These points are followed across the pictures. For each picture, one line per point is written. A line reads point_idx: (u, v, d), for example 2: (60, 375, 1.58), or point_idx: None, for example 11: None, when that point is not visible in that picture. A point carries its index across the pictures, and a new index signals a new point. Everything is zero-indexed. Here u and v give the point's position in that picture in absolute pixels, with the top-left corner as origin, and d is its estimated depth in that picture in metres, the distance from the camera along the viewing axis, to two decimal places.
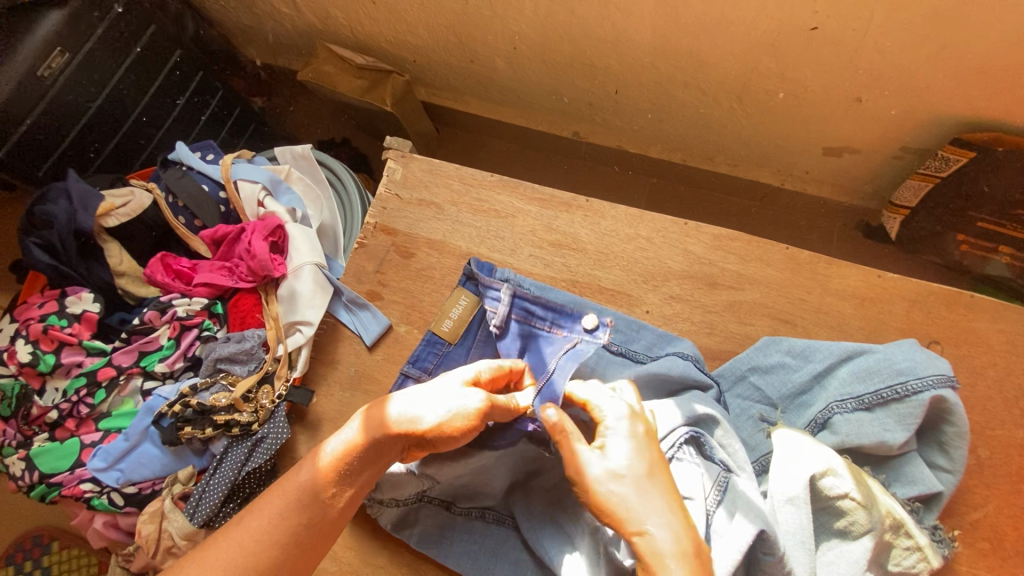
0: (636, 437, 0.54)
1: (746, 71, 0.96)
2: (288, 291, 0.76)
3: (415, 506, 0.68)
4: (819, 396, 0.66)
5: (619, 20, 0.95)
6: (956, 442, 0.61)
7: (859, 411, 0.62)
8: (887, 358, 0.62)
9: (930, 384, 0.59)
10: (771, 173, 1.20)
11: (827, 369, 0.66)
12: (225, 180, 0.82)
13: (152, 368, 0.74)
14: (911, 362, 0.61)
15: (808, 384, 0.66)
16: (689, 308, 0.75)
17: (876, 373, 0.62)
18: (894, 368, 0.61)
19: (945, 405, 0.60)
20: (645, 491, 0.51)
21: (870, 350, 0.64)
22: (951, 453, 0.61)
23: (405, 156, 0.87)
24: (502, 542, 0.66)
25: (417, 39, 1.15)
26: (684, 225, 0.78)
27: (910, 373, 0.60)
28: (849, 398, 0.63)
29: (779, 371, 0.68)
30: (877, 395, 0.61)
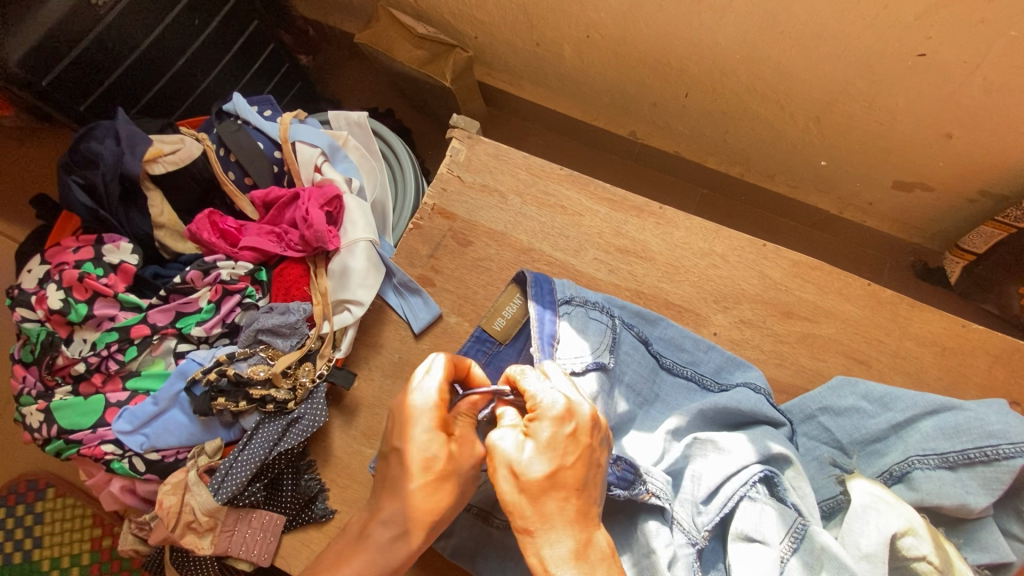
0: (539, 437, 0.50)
1: (833, 90, 0.91)
2: (340, 266, 0.72)
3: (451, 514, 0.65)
4: (896, 447, 0.62)
5: (709, 21, 0.89)
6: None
7: (942, 469, 0.58)
8: (979, 419, 0.58)
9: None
10: (831, 200, 1.16)
11: (908, 420, 0.62)
12: (283, 139, 0.77)
13: (188, 331, 0.69)
14: (1006, 426, 0.57)
15: (883, 433, 0.63)
16: (759, 335, 0.71)
17: (964, 433, 0.58)
18: (985, 430, 0.57)
19: None
20: (538, 492, 0.48)
21: (959, 407, 0.60)
22: None
23: (471, 138, 0.82)
24: None
25: (484, 14, 1.10)
26: (763, 247, 0.74)
27: (1002, 437, 0.56)
28: (932, 454, 0.59)
29: (853, 415, 0.64)
30: (963, 454, 0.58)
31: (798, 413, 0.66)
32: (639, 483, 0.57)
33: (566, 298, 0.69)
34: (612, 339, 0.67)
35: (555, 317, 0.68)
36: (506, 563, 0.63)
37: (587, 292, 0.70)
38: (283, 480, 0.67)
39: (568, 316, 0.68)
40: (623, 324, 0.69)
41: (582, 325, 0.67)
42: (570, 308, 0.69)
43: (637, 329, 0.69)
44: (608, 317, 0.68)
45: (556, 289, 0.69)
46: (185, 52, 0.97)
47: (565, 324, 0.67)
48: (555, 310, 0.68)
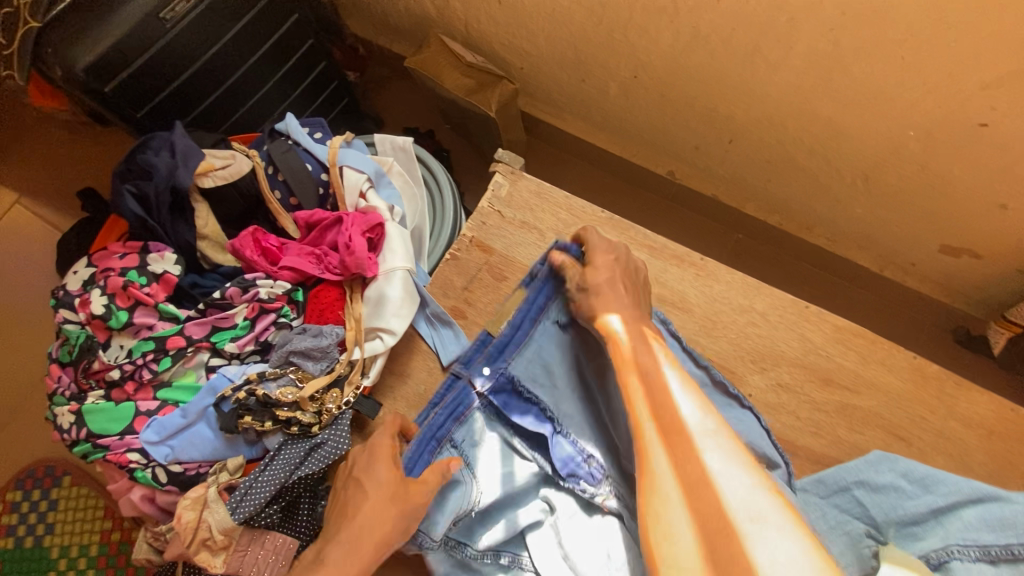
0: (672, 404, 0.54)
1: (885, 151, 0.90)
2: (376, 294, 0.72)
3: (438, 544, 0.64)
4: (935, 533, 0.58)
5: (762, 73, 0.89)
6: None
7: (981, 562, 0.53)
8: None
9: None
10: (871, 256, 1.13)
11: (949, 506, 0.59)
12: (331, 163, 0.77)
13: (222, 346, 0.70)
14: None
15: (923, 516, 0.59)
16: (796, 401, 0.69)
17: (1010, 526, 0.54)
18: None
19: None
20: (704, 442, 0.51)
21: (1006, 499, 0.57)
22: None
23: (515, 173, 0.82)
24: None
25: (533, 47, 1.11)
26: (804, 309, 0.72)
27: None
28: (973, 545, 0.55)
29: (890, 493, 0.62)
30: (1006, 549, 0.53)
31: (830, 483, 0.64)
32: (604, 484, 0.65)
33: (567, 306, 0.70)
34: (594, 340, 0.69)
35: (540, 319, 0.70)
36: None
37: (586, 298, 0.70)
38: (300, 503, 0.68)
39: (550, 330, 0.70)
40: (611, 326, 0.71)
41: (558, 341, 0.70)
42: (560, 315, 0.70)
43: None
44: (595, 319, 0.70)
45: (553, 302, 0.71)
46: (242, 66, 1.00)
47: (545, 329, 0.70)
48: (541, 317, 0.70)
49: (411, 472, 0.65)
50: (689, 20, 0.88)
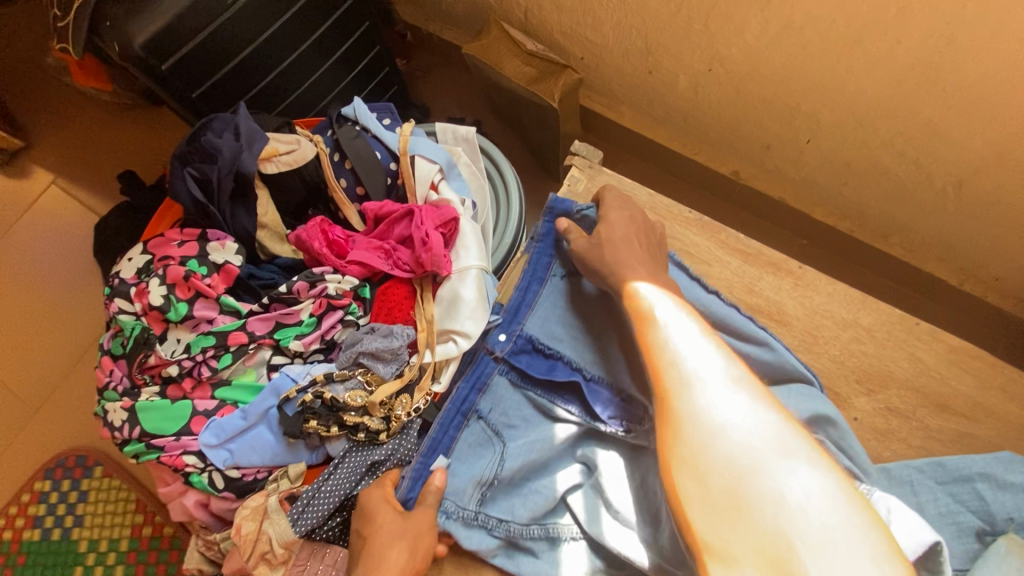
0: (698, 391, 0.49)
1: (987, 156, 0.83)
2: (449, 293, 0.66)
3: (476, 518, 0.55)
4: None
5: (856, 68, 0.83)
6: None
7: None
8: None
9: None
10: (951, 269, 1.06)
11: None
12: (402, 152, 0.72)
13: (286, 344, 0.65)
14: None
15: None
16: (908, 427, 0.63)
17: None
18: None
19: None
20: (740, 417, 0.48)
21: None
22: None
23: (593, 168, 0.77)
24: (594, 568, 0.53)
25: (598, 37, 1.06)
26: (914, 325, 0.66)
27: None
28: None
29: (1022, 493, 0.54)
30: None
31: (951, 468, 0.57)
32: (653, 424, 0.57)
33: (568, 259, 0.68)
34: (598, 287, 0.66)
35: (546, 277, 0.67)
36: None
37: None
38: None
39: (556, 284, 0.67)
40: None
41: (567, 291, 0.66)
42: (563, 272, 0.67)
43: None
44: None
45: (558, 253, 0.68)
46: (299, 47, 0.95)
47: (552, 284, 0.67)
48: (546, 275, 0.67)
49: (414, 479, 0.58)
50: (782, 10, 0.81)
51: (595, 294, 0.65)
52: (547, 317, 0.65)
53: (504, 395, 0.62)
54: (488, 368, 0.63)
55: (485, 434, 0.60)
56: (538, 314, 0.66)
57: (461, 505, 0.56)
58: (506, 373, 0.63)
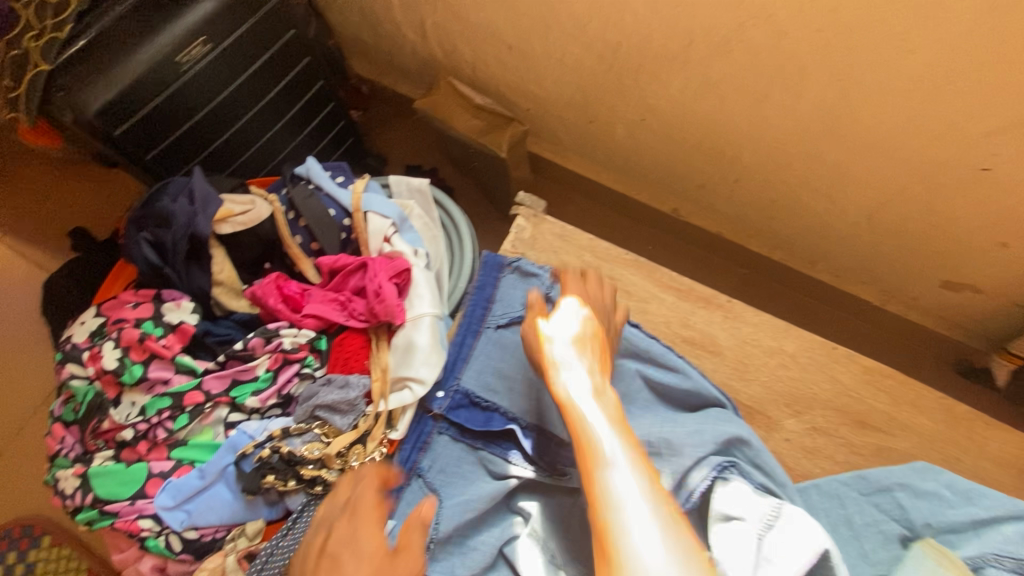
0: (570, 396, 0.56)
1: (889, 192, 0.93)
2: (404, 341, 0.69)
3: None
4: (970, 541, 0.60)
5: (769, 117, 0.92)
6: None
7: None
8: None
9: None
10: (874, 291, 1.16)
11: (990, 519, 0.60)
12: (355, 209, 0.75)
13: (242, 401, 0.66)
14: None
15: (962, 525, 0.60)
16: (833, 444, 0.68)
17: None
18: None
19: None
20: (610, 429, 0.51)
21: None
22: None
23: (537, 217, 0.82)
24: None
25: (541, 90, 1.14)
26: (832, 350, 0.73)
27: None
28: (1008, 557, 0.57)
29: (932, 500, 0.62)
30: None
31: (873, 481, 0.64)
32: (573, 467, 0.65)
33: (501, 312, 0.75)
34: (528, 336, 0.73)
35: (480, 331, 0.74)
36: None
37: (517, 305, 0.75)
38: None
39: (490, 336, 0.74)
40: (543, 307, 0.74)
41: (500, 343, 0.73)
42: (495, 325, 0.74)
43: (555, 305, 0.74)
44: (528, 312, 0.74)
45: (493, 306, 0.76)
46: (253, 107, 0.99)
47: (487, 337, 0.74)
48: (481, 329, 0.74)
49: None
50: (699, 68, 0.90)
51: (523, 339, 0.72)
52: (483, 369, 0.72)
53: (442, 451, 0.68)
54: (426, 427, 0.69)
55: (425, 492, 0.66)
56: (474, 367, 0.72)
57: None
58: (445, 431, 0.69)
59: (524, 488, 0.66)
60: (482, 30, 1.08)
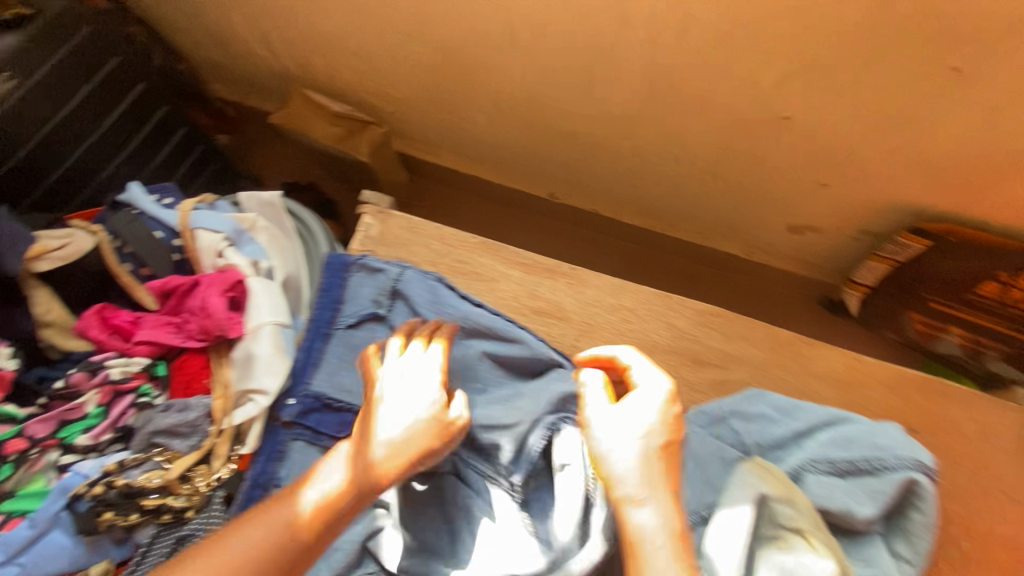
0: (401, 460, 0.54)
1: (720, 148, 1.00)
2: (243, 353, 0.68)
3: None
4: (794, 454, 0.66)
5: (601, 91, 0.97)
6: (922, 534, 0.59)
7: (831, 475, 0.62)
8: (869, 432, 0.63)
9: (907, 465, 0.59)
10: (738, 244, 1.24)
11: (807, 430, 0.66)
12: (182, 227, 0.75)
13: (72, 441, 0.63)
14: (892, 442, 0.62)
15: (785, 440, 0.67)
16: (674, 385, 0.73)
17: (855, 443, 0.63)
18: (872, 442, 0.62)
19: (917, 489, 0.59)
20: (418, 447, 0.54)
21: (852, 421, 0.65)
22: (914, 542, 0.59)
23: (382, 213, 0.82)
24: None
25: (398, 92, 1.15)
26: (669, 299, 0.77)
27: (887, 450, 0.61)
28: (823, 461, 0.63)
29: (760, 422, 0.68)
30: (851, 463, 0.62)
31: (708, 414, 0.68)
32: None
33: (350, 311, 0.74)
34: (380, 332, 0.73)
35: (330, 333, 0.73)
36: None
37: (365, 301, 0.74)
38: None
39: (340, 336, 0.73)
40: (391, 301, 0.74)
41: (350, 343, 0.72)
42: (345, 325, 0.73)
43: (404, 298, 0.74)
44: (377, 309, 0.74)
45: (343, 307, 0.74)
46: (87, 140, 0.96)
47: (337, 339, 0.72)
48: (330, 331, 0.73)
49: None
50: (529, 53, 0.95)
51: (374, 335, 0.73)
52: (334, 371, 0.70)
53: (295, 459, 0.66)
54: (279, 437, 0.67)
55: None
56: (323, 371, 0.70)
57: None
58: (300, 436, 0.67)
59: None
60: (326, 38, 1.08)
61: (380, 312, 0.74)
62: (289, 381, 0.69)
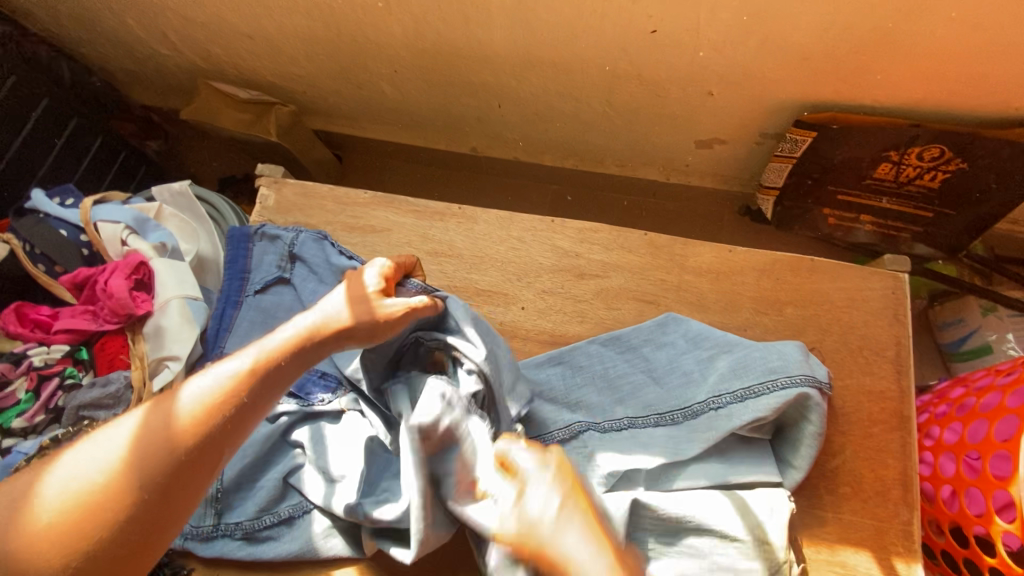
0: (196, 394, 0.52)
1: (607, 74, 1.01)
2: (153, 327, 0.74)
3: (216, 530, 0.67)
4: (698, 377, 0.68)
5: (481, 35, 0.98)
6: (809, 442, 0.62)
7: (732, 404, 0.64)
8: (764, 357, 0.65)
9: (798, 382, 0.62)
10: (656, 169, 1.26)
11: (712, 357, 0.69)
12: (85, 222, 0.80)
13: (9, 425, 0.70)
14: (784, 361, 0.64)
15: (691, 366, 0.69)
16: (561, 300, 0.78)
17: (752, 369, 0.65)
18: (768, 366, 0.64)
19: (809, 403, 0.62)
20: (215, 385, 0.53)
21: (754, 347, 0.67)
22: (801, 452, 0.63)
23: (277, 182, 0.87)
24: (313, 529, 0.66)
25: (302, 70, 1.18)
26: (552, 223, 0.82)
27: (781, 371, 0.63)
28: (725, 394, 0.65)
29: (669, 348, 0.71)
30: (748, 389, 0.64)
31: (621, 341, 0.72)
32: (339, 390, 0.74)
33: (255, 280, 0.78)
34: (285, 295, 0.78)
35: (240, 301, 0.77)
36: (290, 542, 0.66)
37: (269, 269, 0.78)
38: None
39: (251, 303, 0.77)
40: (291, 266, 0.78)
41: (260, 308, 0.77)
42: (253, 293, 0.78)
43: (302, 261, 0.78)
44: (279, 273, 0.78)
45: (250, 276, 0.79)
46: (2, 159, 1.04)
47: (247, 306, 0.77)
48: (240, 299, 0.77)
49: None
50: (403, 9, 0.97)
51: (281, 299, 0.77)
52: (246, 336, 0.75)
53: None
54: None
55: None
56: (236, 337, 0.75)
57: (199, 523, 0.67)
58: None
59: (300, 421, 0.72)
60: (215, 28, 1.10)
61: (282, 277, 0.78)
62: (203, 348, 0.75)
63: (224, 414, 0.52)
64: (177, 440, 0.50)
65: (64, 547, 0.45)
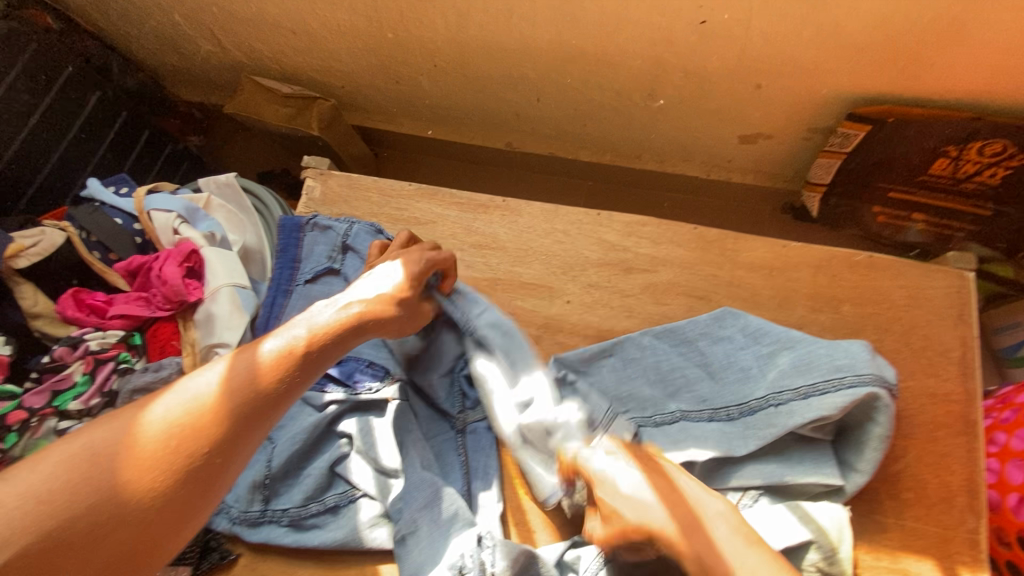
0: (276, 342, 0.55)
1: (652, 67, 1.00)
2: (204, 314, 0.75)
3: (262, 514, 0.67)
4: (756, 371, 0.67)
5: (525, 28, 0.98)
6: (875, 443, 0.60)
7: (794, 400, 0.62)
8: (829, 354, 0.62)
9: (867, 381, 0.59)
10: (696, 166, 1.24)
11: (772, 352, 0.67)
12: (138, 211, 0.83)
13: (66, 407, 0.69)
14: (852, 359, 0.61)
15: (749, 359, 0.67)
16: (607, 294, 0.77)
17: (816, 366, 0.62)
18: (834, 364, 0.61)
19: (878, 404, 0.59)
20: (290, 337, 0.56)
21: (818, 344, 0.64)
22: (865, 454, 0.61)
23: (323, 174, 0.88)
24: (359, 520, 0.66)
25: (344, 66, 1.19)
26: (597, 216, 0.81)
27: (848, 370, 0.60)
28: (787, 389, 0.63)
29: (726, 342, 0.69)
30: (813, 386, 0.61)
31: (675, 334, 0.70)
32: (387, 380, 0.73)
33: (307, 269, 0.78)
34: (335, 285, 0.77)
35: (290, 290, 0.77)
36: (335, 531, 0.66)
37: (321, 259, 0.79)
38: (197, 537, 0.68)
39: (301, 292, 0.77)
40: (343, 256, 0.78)
41: (311, 298, 0.77)
42: (304, 281, 0.78)
43: (354, 252, 0.78)
44: (331, 264, 0.78)
45: (301, 265, 0.79)
46: (54, 150, 1.06)
47: (297, 295, 0.77)
48: (290, 288, 0.78)
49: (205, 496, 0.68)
50: (448, 3, 0.96)
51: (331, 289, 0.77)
52: None
53: None
54: None
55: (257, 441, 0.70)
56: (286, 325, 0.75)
57: (248, 509, 0.68)
58: None
59: (348, 411, 0.72)
60: (260, 23, 1.12)
61: (334, 267, 0.78)
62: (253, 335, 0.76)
63: (303, 362, 0.54)
64: (260, 381, 0.52)
65: (153, 479, 0.47)
